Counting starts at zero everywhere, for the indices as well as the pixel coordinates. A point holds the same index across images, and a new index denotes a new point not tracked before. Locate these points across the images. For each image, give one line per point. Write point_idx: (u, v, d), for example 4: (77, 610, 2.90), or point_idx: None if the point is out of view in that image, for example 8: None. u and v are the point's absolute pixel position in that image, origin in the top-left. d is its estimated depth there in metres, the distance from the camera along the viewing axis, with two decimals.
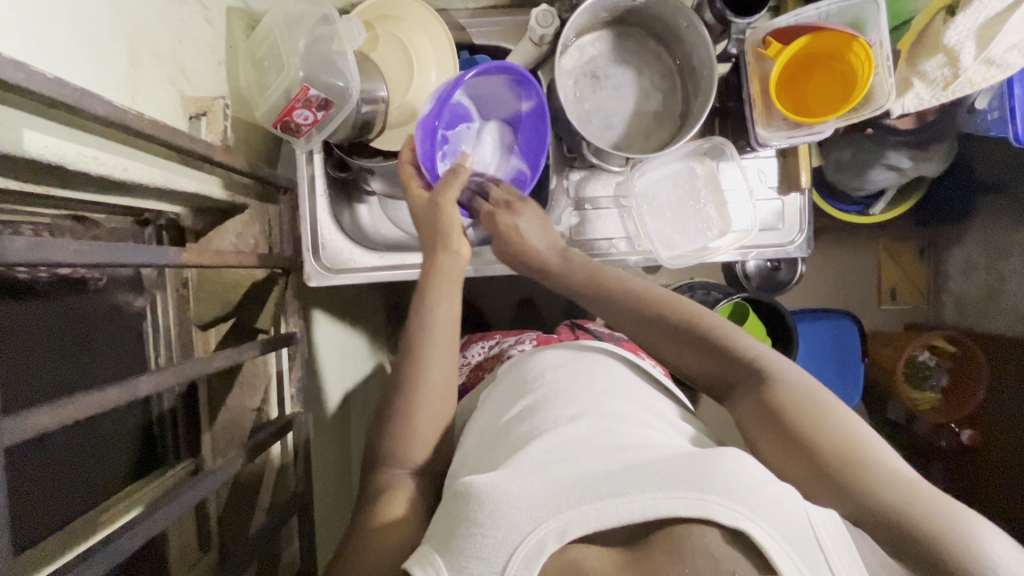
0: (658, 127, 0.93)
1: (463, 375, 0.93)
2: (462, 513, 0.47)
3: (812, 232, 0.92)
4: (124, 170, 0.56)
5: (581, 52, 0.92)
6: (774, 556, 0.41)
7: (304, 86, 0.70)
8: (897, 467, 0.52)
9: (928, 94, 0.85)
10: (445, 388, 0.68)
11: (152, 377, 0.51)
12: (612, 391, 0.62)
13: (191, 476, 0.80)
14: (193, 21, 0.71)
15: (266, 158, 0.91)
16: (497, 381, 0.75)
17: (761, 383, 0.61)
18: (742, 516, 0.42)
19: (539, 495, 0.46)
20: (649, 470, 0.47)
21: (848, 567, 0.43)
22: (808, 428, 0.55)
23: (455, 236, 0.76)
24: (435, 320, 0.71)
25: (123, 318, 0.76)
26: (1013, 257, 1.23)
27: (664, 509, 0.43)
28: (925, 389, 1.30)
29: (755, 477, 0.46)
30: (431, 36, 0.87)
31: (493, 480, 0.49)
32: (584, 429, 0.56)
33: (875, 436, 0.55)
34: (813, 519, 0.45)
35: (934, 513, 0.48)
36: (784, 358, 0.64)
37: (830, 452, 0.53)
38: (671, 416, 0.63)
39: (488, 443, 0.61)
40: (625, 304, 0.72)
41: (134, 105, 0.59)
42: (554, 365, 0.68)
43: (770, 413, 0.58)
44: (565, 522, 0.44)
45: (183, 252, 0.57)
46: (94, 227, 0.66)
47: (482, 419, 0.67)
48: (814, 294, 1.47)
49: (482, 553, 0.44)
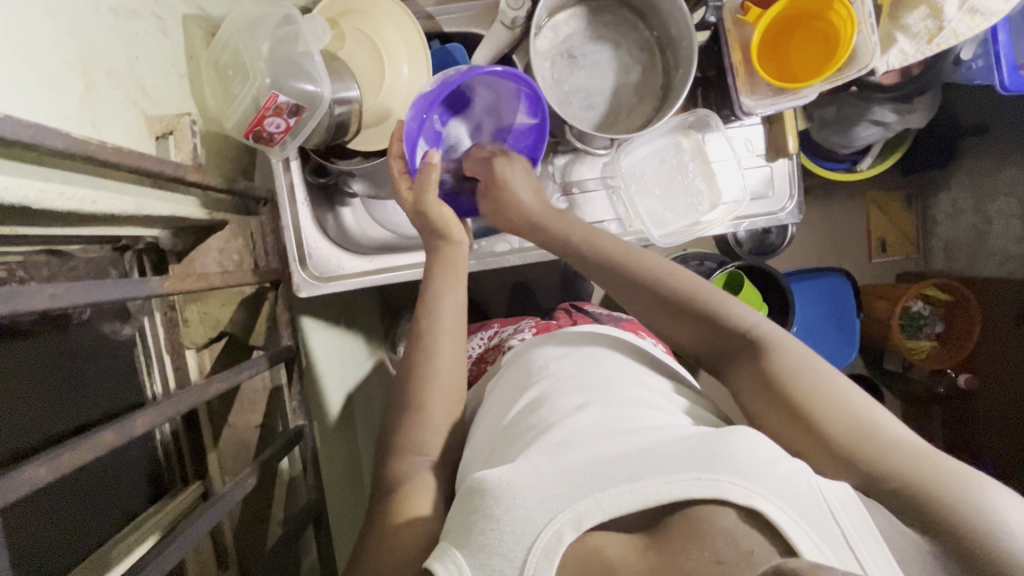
0: (640, 102, 0.91)
1: (468, 369, 0.93)
2: (477, 509, 0.47)
3: (803, 197, 0.91)
4: (93, 203, 0.54)
5: (555, 32, 0.89)
6: (790, 531, 0.41)
7: (273, 92, 0.70)
8: (898, 434, 0.51)
9: (912, 49, 0.82)
10: (458, 381, 0.69)
11: (148, 413, 0.50)
12: (615, 375, 0.62)
13: (202, 498, 0.80)
14: (148, 34, 0.67)
15: (242, 169, 0.88)
16: (500, 373, 0.74)
17: (761, 354, 0.59)
18: (757, 494, 0.42)
19: (552, 486, 0.46)
20: (660, 452, 0.47)
21: (867, 539, 0.42)
22: (806, 399, 0.54)
23: (455, 230, 0.77)
24: (442, 311, 0.70)
25: (112, 348, 0.74)
26: (1000, 201, 1.24)
27: (681, 492, 0.43)
28: (920, 338, 1.32)
29: (765, 453, 0.46)
30: (399, 28, 0.83)
31: (504, 474, 0.48)
32: (591, 417, 0.55)
33: (876, 407, 0.53)
34: (827, 493, 0.44)
35: (941, 478, 0.47)
36: (783, 330, 0.61)
37: (833, 420, 0.52)
38: (673, 395, 0.62)
39: (497, 438, 0.60)
40: (621, 272, 0.69)
41: (95, 132, 0.56)
42: (559, 355, 0.67)
43: (769, 383, 0.56)
44: (581, 511, 0.44)
45: (164, 280, 0.56)
46: (70, 259, 0.64)
47: (488, 415, 0.66)
48: (807, 253, 1.47)
49: (503, 549, 0.44)
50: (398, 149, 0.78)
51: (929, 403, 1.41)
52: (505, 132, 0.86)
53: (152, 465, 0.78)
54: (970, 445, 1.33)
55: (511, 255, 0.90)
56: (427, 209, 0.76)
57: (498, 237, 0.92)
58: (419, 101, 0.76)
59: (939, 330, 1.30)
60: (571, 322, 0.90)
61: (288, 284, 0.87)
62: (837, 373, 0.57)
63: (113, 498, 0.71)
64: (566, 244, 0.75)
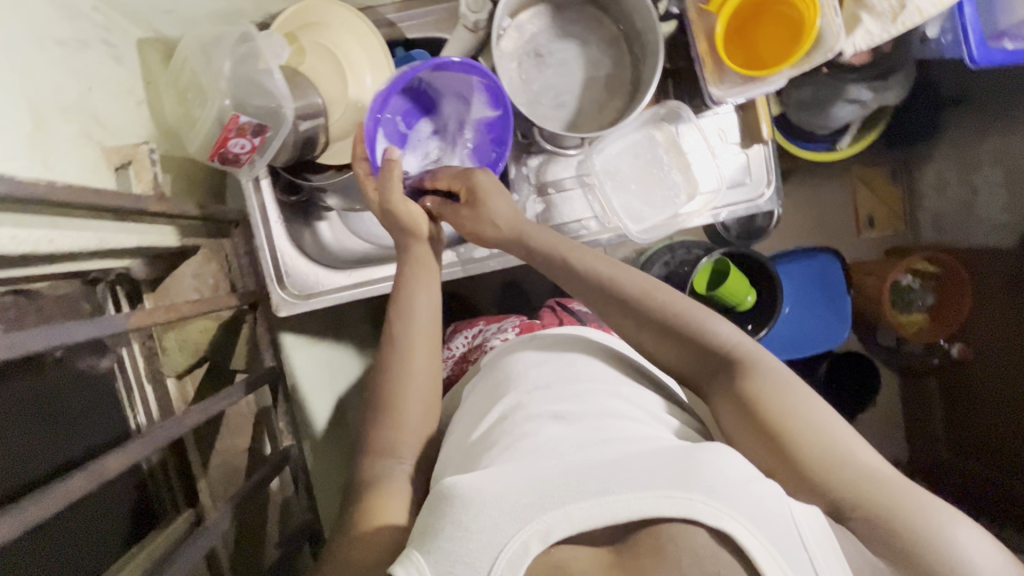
0: (612, 97, 0.90)
1: (450, 368, 0.91)
2: (446, 516, 0.46)
3: (781, 182, 0.90)
4: (50, 243, 0.53)
5: (519, 32, 0.88)
6: (757, 556, 0.41)
7: (234, 113, 0.69)
8: (871, 462, 0.52)
9: (878, 28, 0.81)
10: (432, 386, 0.68)
11: (121, 451, 0.50)
12: (594, 384, 0.61)
13: (195, 525, 0.79)
14: (100, 63, 0.66)
15: (213, 191, 0.87)
16: (478, 378, 0.73)
17: (737, 377, 0.58)
18: (726, 515, 0.42)
19: (522, 495, 0.46)
20: (633, 466, 0.46)
21: (831, 564, 0.43)
22: (784, 423, 0.53)
23: (424, 226, 0.75)
24: (415, 312, 0.70)
25: (92, 384, 0.73)
26: (986, 169, 1.24)
27: (651, 509, 0.43)
28: (912, 312, 1.31)
29: (739, 474, 0.45)
30: (359, 38, 0.82)
31: (475, 481, 0.48)
32: (567, 429, 0.54)
33: (850, 433, 0.54)
34: (798, 519, 0.44)
35: (911, 511, 0.48)
36: (761, 350, 0.61)
37: (810, 445, 0.52)
38: (657, 410, 0.61)
39: (466, 451, 0.59)
40: (596, 288, 0.68)
41: (47, 170, 0.55)
42: (538, 362, 0.67)
43: (743, 406, 0.56)
44: (549, 523, 0.44)
45: (130, 317, 0.55)
46: (37, 297, 0.63)
47: (459, 427, 0.65)
48: (795, 234, 1.46)
49: (467, 558, 0.43)
50: (360, 151, 0.76)
51: (925, 376, 1.41)
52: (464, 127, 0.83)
53: (141, 496, 0.77)
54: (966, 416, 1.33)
55: (491, 260, 0.90)
56: (395, 208, 0.73)
57: (476, 243, 0.90)
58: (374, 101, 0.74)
59: (930, 302, 1.29)
60: (554, 321, 0.90)
61: (267, 304, 0.86)
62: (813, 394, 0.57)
63: (101, 533, 0.71)
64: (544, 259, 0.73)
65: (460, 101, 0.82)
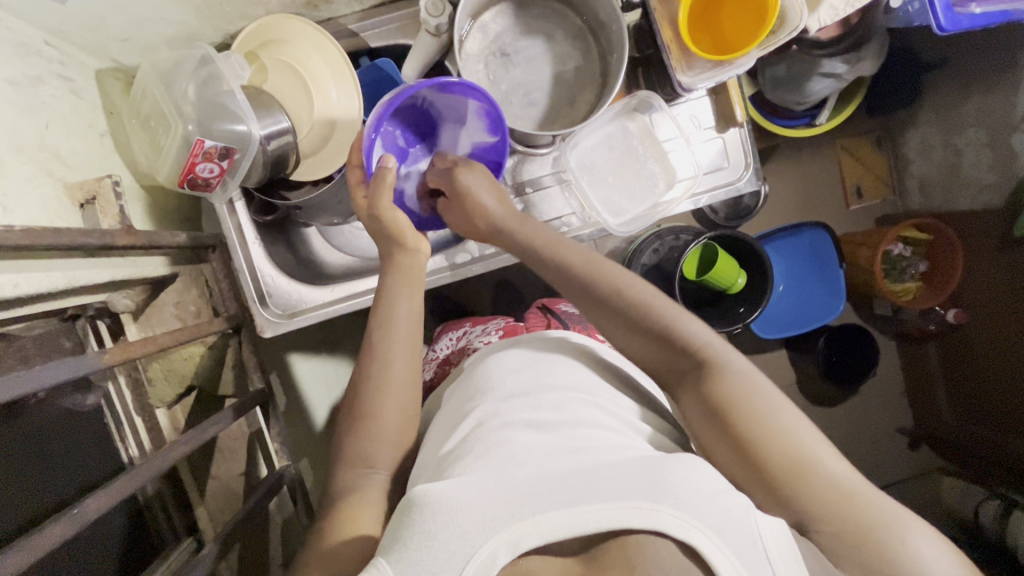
0: (582, 91, 0.89)
1: (433, 371, 0.90)
2: (415, 525, 0.45)
3: (758, 164, 0.89)
4: (15, 286, 0.52)
5: (484, 32, 0.87)
6: (721, 568, 0.41)
7: (198, 138, 0.69)
8: (836, 469, 0.51)
9: (842, 3, 0.80)
10: (409, 398, 0.68)
11: (100, 495, 0.51)
12: (569, 392, 0.61)
13: (197, 551, 0.79)
14: (58, 99, 0.65)
15: (188, 217, 0.86)
16: (455, 385, 0.73)
17: (711, 377, 0.57)
18: (694, 528, 0.42)
19: (493, 505, 0.45)
20: (604, 478, 0.46)
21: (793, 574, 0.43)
22: (753, 428, 0.53)
23: (410, 235, 0.75)
24: (395, 321, 0.70)
25: (79, 420, 0.73)
26: (967, 131, 1.22)
27: (619, 521, 0.42)
28: (905, 280, 1.31)
29: (708, 485, 0.46)
30: (320, 52, 0.80)
31: (447, 491, 0.47)
32: (540, 439, 0.54)
33: (818, 438, 0.53)
34: (763, 529, 0.44)
35: (867, 518, 0.48)
36: (733, 351, 0.60)
37: (776, 451, 0.51)
38: (631, 418, 0.60)
39: (437, 464, 0.58)
40: (577, 280, 0.67)
41: (7, 213, 0.54)
42: (515, 368, 0.66)
43: (714, 409, 0.55)
44: (518, 533, 0.43)
45: (106, 352, 0.54)
46: (14, 340, 0.63)
47: (434, 437, 0.65)
48: (783, 211, 1.44)
49: (435, 567, 0.42)
50: (356, 158, 0.76)
51: (923, 343, 1.41)
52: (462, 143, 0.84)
53: (139, 527, 0.77)
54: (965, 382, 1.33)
55: (474, 264, 0.89)
56: (382, 215, 0.73)
57: (458, 248, 0.90)
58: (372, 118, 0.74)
59: (923, 269, 1.29)
60: (539, 324, 0.89)
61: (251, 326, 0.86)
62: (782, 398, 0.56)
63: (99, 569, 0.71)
64: (524, 254, 0.73)
65: (457, 118, 0.82)
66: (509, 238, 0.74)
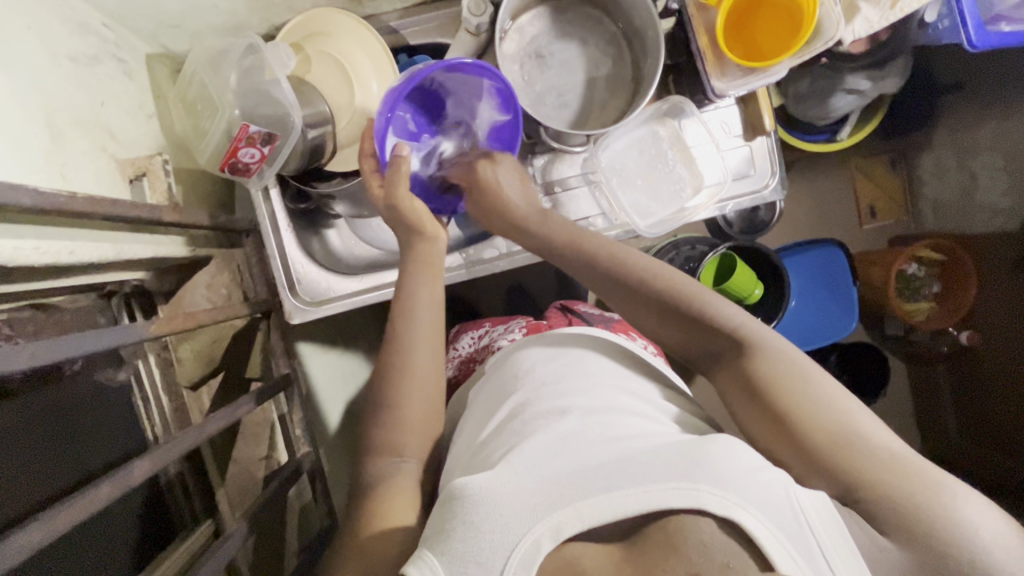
0: (613, 95, 0.91)
1: (456, 368, 0.92)
2: (455, 516, 0.46)
3: (785, 172, 0.90)
4: (71, 254, 0.53)
5: (521, 35, 0.89)
6: (766, 544, 0.41)
7: (243, 123, 0.69)
8: (881, 440, 0.51)
9: (876, 16, 0.82)
10: (436, 386, 0.69)
11: (146, 460, 0.49)
12: (600, 381, 0.62)
13: (214, 536, 0.79)
14: (113, 79, 0.68)
15: (222, 202, 0.88)
16: (486, 378, 0.73)
17: (747, 357, 0.58)
18: (735, 505, 0.42)
19: (533, 494, 0.46)
20: (640, 462, 0.47)
21: (842, 550, 0.43)
22: (792, 404, 0.54)
23: (429, 222, 0.76)
24: (417, 311, 0.70)
25: (110, 396, 0.73)
26: (983, 155, 1.24)
27: (661, 502, 0.43)
28: (919, 300, 1.30)
29: (745, 463, 0.46)
30: (364, 46, 0.83)
31: (486, 480, 0.48)
32: (573, 424, 0.55)
33: (863, 413, 0.54)
34: (803, 503, 0.45)
35: (919, 490, 0.48)
36: (772, 332, 0.61)
37: (817, 425, 0.52)
38: (663, 403, 0.62)
39: (475, 450, 0.60)
40: (602, 273, 0.69)
41: (66, 182, 0.56)
42: (543, 359, 0.67)
43: (754, 385, 0.56)
44: (561, 520, 0.44)
45: (153, 323, 0.55)
46: (56, 311, 0.64)
47: (468, 428, 0.66)
48: (797, 227, 1.45)
49: (480, 557, 0.43)
50: (368, 147, 0.77)
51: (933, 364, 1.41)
52: (473, 127, 0.85)
53: (160, 507, 0.78)
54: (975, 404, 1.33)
55: (499, 260, 0.90)
56: (399, 203, 0.74)
57: (486, 244, 0.91)
58: (388, 100, 0.75)
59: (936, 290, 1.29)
60: (562, 322, 0.89)
61: (279, 312, 0.87)
62: (822, 374, 0.57)
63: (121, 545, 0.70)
64: (549, 247, 0.74)
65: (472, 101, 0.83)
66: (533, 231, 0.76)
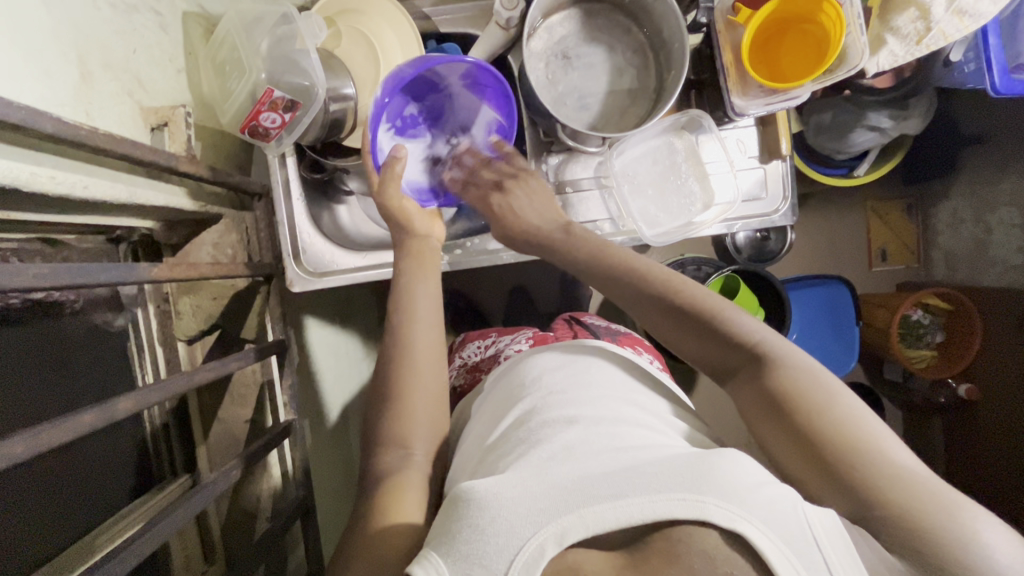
0: (633, 104, 0.92)
1: (462, 377, 0.92)
2: (461, 518, 0.47)
3: (797, 199, 0.91)
4: (84, 189, 0.54)
5: (549, 33, 0.90)
6: (772, 558, 0.40)
7: (269, 87, 0.69)
8: (896, 458, 0.51)
9: (902, 50, 0.83)
10: (435, 370, 0.69)
11: (131, 396, 0.49)
12: (610, 394, 0.62)
13: (191, 489, 0.80)
14: (148, 29, 0.69)
15: (238, 165, 0.89)
16: (490, 387, 0.74)
17: (764, 369, 0.59)
18: (740, 517, 0.41)
19: (538, 500, 0.46)
20: (647, 471, 0.46)
21: (847, 566, 0.42)
22: (811, 419, 0.53)
23: (416, 216, 0.79)
24: (415, 303, 0.72)
25: (105, 338, 0.74)
26: (1000, 210, 1.21)
27: (665, 512, 0.43)
28: (920, 347, 1.29)
29: (749, 477, 0.45)
30: (394, 28, 0.85)
31: (494, 486, 0.48)
32: (582, 433, 0.55)
33: (879, 430, 0.53)
34: (811, 519, 0.44)
35: (934, 511, 0.47)
36: (787, 346, 0.61)
37: (831, 440, 0.52)
38: (667, 415, 0.63)
39: (483, 453, 0.60)
40: (618, 287, 0.70)
41: (89, 120, 0.57)
42: (553, 367, 0.68)
43: (771, 401, 0.56)
44: (565, 525, 0.44)
45: (153, 266, 0.56)
46: (63, 248, 0.65)
47: (477, 429, 0.67)
48: (805, 259, 1.45)
49: (484, 559, 0.43)
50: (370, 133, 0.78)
51: (930, 413, 1.39)
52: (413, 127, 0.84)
53: (140, 455, 0.78)
54: (970, 459, 1.30)
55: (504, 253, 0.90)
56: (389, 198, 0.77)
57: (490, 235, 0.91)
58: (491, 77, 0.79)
59: (941, 339, 1.27)
60: (569, 334, 0.89)
61: (281, 278, 0.88)
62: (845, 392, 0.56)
63: (98, 485, 0.71)
64: (571, 264, 0.76)
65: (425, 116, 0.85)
66: (554, 246, 0.77)
